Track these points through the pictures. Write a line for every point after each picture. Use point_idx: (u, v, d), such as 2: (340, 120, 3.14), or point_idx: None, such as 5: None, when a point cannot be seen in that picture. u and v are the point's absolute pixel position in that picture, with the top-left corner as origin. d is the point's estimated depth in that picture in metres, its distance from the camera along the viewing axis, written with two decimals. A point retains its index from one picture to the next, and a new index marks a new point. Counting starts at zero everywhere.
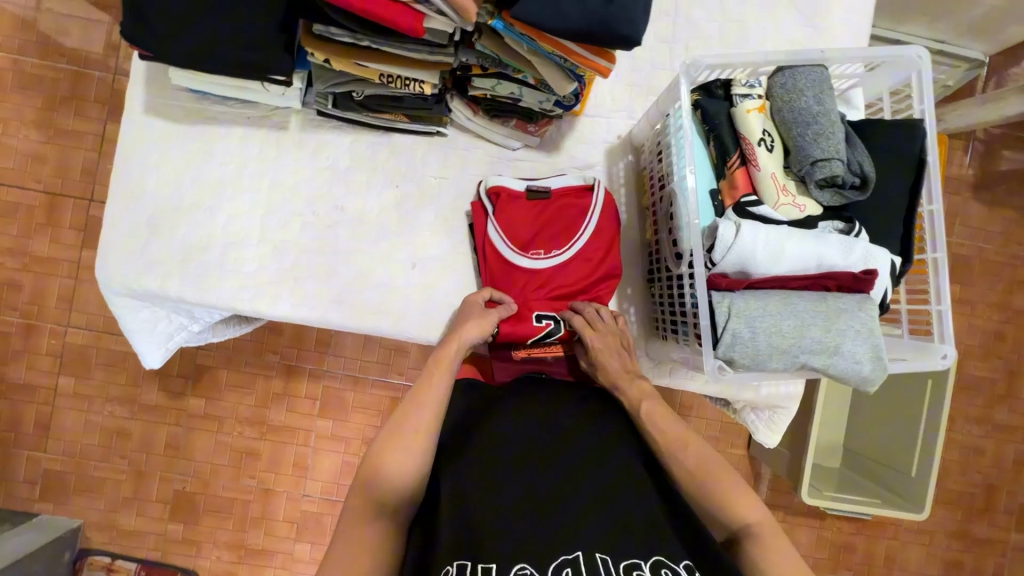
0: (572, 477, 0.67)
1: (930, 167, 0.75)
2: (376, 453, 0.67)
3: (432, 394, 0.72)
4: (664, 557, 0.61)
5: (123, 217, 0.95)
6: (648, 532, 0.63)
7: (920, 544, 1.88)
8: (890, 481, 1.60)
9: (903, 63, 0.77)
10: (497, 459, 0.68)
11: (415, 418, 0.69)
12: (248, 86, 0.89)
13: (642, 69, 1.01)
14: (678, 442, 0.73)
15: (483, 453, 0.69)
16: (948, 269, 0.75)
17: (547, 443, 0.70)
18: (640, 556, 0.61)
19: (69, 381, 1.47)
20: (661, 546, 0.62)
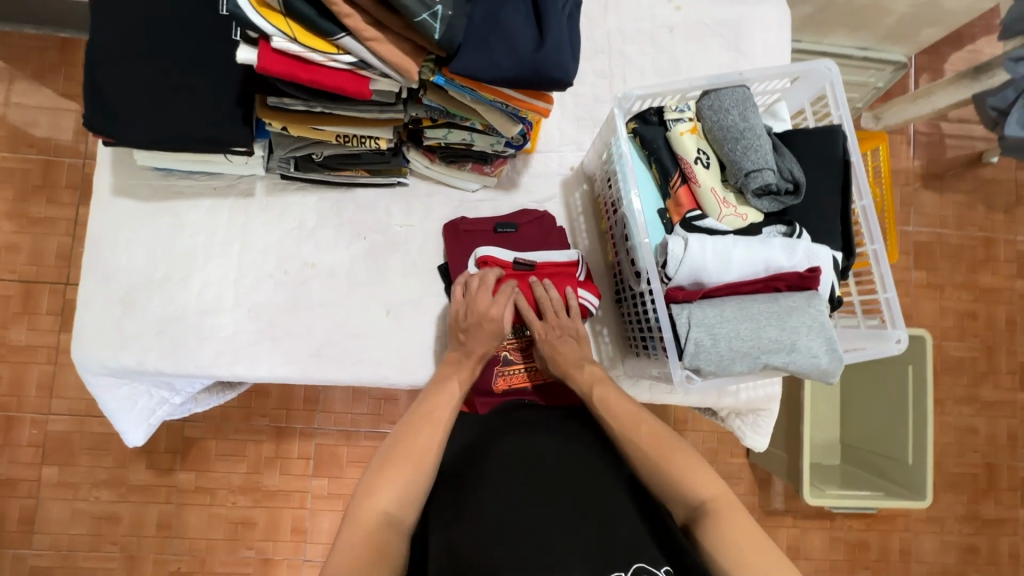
0: (560, 489, 0.68)
1: (855, 166, 0.81)
2: (402, 432, 0.74)
3: (453, 393, 0.82)
4: (646, 563, 0.61)
5: (97, 296, 0.96)
6: (631, 539, 0.63)
7: (931, 532, 1.87)
8: (890, 471, 1.61)
9: (816, 76, 0.84)
10: (489, 479, 0.69)
11: (438, 416, 0.77)
12: (212, 159, 0.93)
13: (586, 104, 1.08)
14: (631, 426, 0.75)
15: (475, 476, 0.71)
16: (888, 257, 0.79)
17: (538, 460, 0.71)
18: (622, 566, 0.61)
19: (53, 470, 1.44)
20: (643, 551, 0.62)
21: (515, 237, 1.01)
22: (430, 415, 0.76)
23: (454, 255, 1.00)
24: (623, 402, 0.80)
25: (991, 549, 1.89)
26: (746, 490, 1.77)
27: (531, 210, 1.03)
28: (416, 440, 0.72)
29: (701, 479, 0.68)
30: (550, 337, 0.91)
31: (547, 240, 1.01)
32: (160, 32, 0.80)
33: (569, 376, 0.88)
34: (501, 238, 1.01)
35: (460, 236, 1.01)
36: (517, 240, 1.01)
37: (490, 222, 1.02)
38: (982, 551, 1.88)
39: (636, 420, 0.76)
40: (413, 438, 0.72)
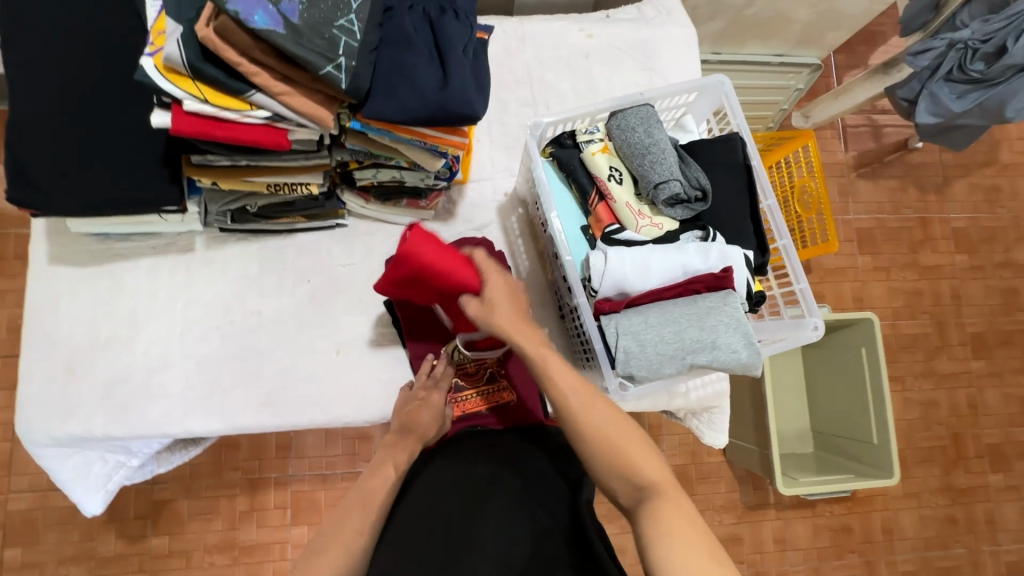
0: (490, 532, 0.69)
1: (757, 169, 0.87)
2: (341, 516, 0.70)
3: (388, 474, 0.77)
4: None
5: (39, 368, 0.95)
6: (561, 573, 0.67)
7: (910, 508, 1.91)
8: (858, 452, 1.66)
9: (711, 89, 0.91)
10: (421, 530, 0.69)
11: (375, 490, 0.74)
12: (147, 220, 0.94)
13: (513, 132, 1.13)
14: (582, 402, 0.66)
15: (407, 527, 0.70)
16: (796, 251, 0.85)
17: (469, 505, 0.71)
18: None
19: (17, 551, 1.39)
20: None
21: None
22: (362, 496, 0.73)
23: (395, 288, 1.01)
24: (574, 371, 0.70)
25: (969, 518, 1.94)
26: (727, 488, 1.79)
27: (468, 237, 1.06)
28: (341, 528, 0.68)
29: (644, 456, 0.64)
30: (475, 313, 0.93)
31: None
32: (80, 99, 0.81)
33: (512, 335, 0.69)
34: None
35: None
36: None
37: None
38: (960, 520, 1.93)
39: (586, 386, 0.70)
40: (342, 525, 0.68)
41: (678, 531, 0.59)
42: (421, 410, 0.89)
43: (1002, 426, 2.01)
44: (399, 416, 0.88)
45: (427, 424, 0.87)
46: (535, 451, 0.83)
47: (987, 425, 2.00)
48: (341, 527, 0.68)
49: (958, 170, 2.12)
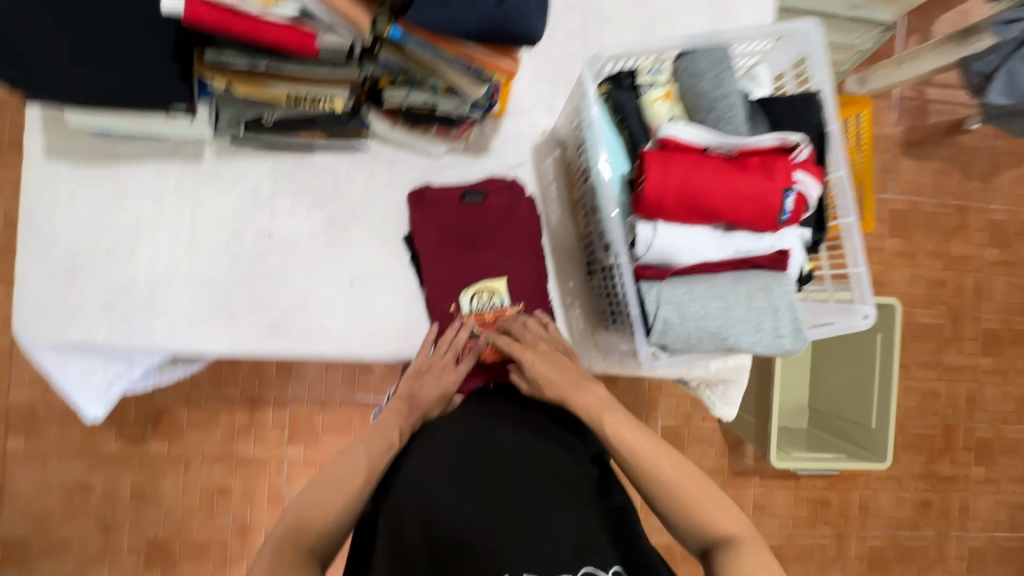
0: (511, 493, 0.67)
1: (833, 137, 0.78)
2: (347, 461, 0.71)
3: (392, 440, 0.75)
4: (594, 566, 0.63)
5: (38, 268, 0.90)
6: (581, 541, 0.65)
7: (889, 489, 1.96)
8: (852, 434, 1.66)
9: (798, 38, 0.80)
10: (434, 488, 0.67)
11: (381, 439, 0.75)
12: (153, 120, 0.86)
13: (558, 63, 1.01)
14: (653, 458, 0.72)
15: (413, 487, 0.67)
16: (861, 232, 0.78)
17: (482, 467, 0.69)
18: (569, 569, 0.62)
19: (19, 442, 1.40)
20: (592, 554, 0.64)
21: (481, 207, 0.97)
22: (360, 454, 0.72)
23: (418, 225, 0.96)
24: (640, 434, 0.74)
25: (945, 503, 1.99)
26: (717, 452, 1.77)
27: (498, 178, 0.99)
28: (340, 480, 0.69)
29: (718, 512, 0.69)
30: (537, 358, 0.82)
31: (515, 210, 0.97)
32: None
33: (568, 399, 0.78)
34: (467, 208, 0.97)
35: (425, 205, 0.96)
36: (484, 209, 0.97)
37: (457, 189, 0.98)
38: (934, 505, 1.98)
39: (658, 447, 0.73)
40: (341, 476, 0.69)
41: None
42: (424, 384, 0.84)
43: (995, 422, 2.02)
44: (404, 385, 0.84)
45: (429, 399, 0.83)
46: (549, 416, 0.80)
47: (981, 420, 2.01)
48: (336, 476, 0.69)
49: (1009, 158, 1.99)
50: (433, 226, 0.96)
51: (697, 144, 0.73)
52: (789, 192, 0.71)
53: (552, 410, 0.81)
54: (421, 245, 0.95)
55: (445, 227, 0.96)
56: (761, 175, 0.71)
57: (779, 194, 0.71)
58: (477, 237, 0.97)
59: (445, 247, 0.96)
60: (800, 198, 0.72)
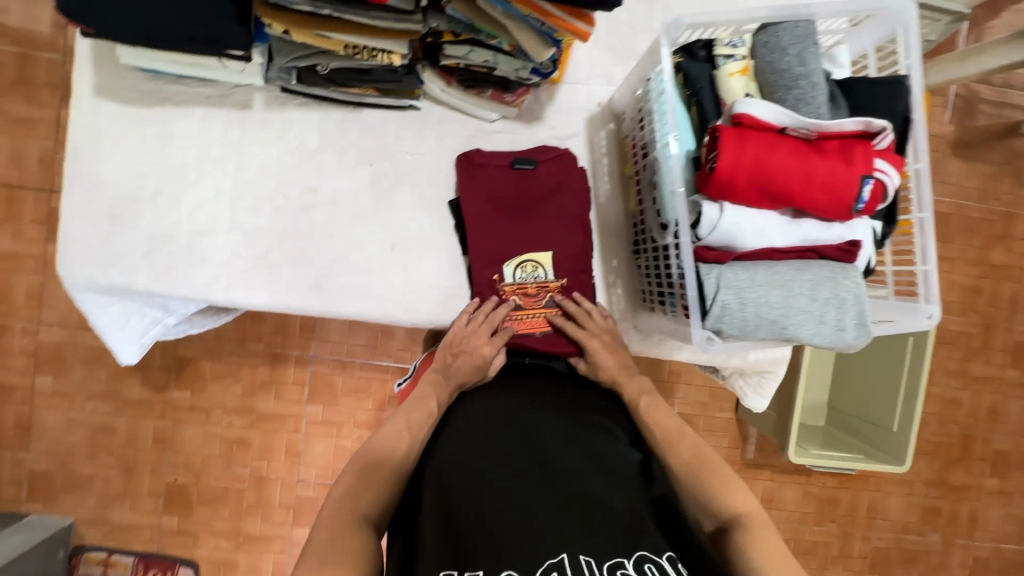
0: (557, 468, 0.66)
1: (916, 126, 0.75)
2: (391, 432, 0.71)
3: (431, 407, 0.77)
4: (648, 551, 0.59)
5: (82, 209, 0.90)
6: (633, 526, 0.62)
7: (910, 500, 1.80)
8: (865, 431, 1.53)
9: (889, 18, 0.75)
10: (479, 459, 0.66)
11: (421, 409, 0.76)
12: (206, 63, 0.84)
13: (620, 31, 0.97)
14: (676, 436, 0.76)
15: (458, 460, 0.67)
16: (934, 229, 0.74)
17: (526, 445, 0.68)
18: (623, 554, 0.59)
19: (47, 380, 1.43)
20: (647, 540, 0.60)
21: (532, 176, 0.94)
22: (401, 423, 0.73)
23: (466, 190, 0.93)
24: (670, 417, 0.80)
25: None
26: (728, 444, 1.70)
27: (550, 147, 0.96)
28: (385, 451, 0.69)
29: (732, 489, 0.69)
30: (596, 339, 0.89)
31: (566, 183, 0.95)
32: None
33: (617, 383, 0.86)
34: (518, 176, 0.95)
35: (473, 169, 0.94)
36: (535, 179, 0.95)
37: (507, 157, 0.95)
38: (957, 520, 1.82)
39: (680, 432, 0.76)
40: (388, 445, 0.70)
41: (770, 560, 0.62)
42: (464, 355, 0.84)
43: None
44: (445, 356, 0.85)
45: (467, 369, 0.83)
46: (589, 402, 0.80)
47: None
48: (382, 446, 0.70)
49: None
50: (481, 193, 0.93)
51: (775, 124, 0.69)
52: (868, 179, 0.68)
53: (593, 395, 0.83)
54: (468, 212, 0.93)
55: (493, 194, 0.94)
56: (839, 161, 0.68)
57: (858, 181, 0.68)
58: (526, 207, 0.95)
59: (492, 215, 0.94)
60: (878, 186, 0.69)
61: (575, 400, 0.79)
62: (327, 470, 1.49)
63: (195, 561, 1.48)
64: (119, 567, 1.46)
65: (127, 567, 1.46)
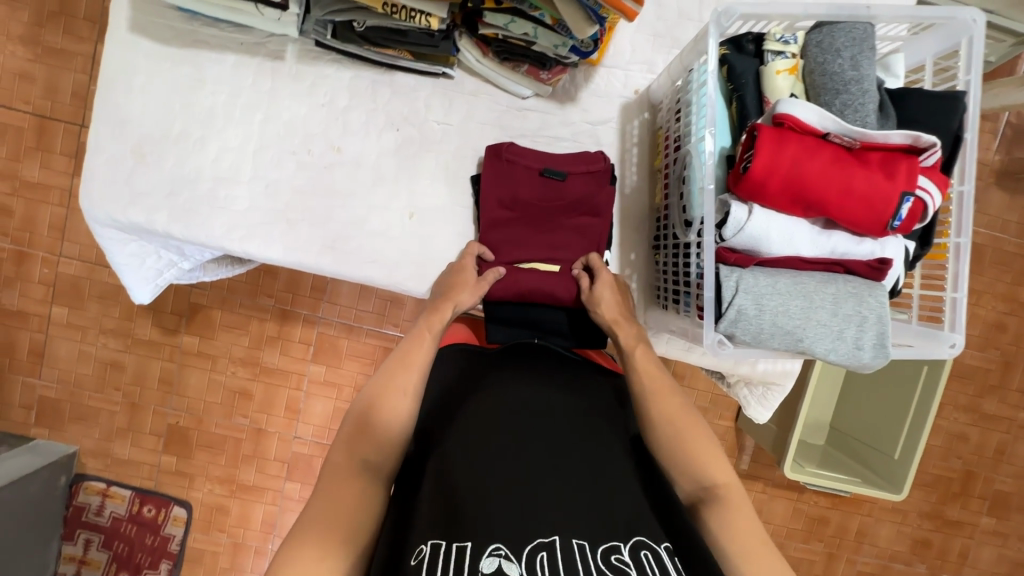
0: (561, 457, 0.65)
1: (967, 146, 0.71)
2: (385, 378, 0.70)
3: (424, 342, 0.75)
4: (646, 540, 0.58)
5: (107, 145, 0.90)
6: (632, 516, 0.61)
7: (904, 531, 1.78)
8: (868, 457, 1.49)
9: (953, 27, 0.71)
10: (484, 441, 0.66)
11: (416, 358, 0.73)
12: (242, 8, 0.82)
13: (667, 18, 0.94)
14: (662, 393, 0.74)
15: (462, 440, 0.66)
16: (970, 255, 0.71)
17: (531, 432, 0.67)
18: (621, 539, 0.57)
19: (63, 311, 1.45)
20: (644, 529, 0.59)
21: (560, 187, 0.91)
22: (386, 391, 0.69)
23: (489, 183, 0.91)
24: (658, 369, 0.78)
25: None
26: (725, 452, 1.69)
27: (589, 157, 0.92)
28: (381, 404, 0.68)
29: (711, 459, 0.69)
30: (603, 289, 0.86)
31: (594, 199, 0.91)
32: None
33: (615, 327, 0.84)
34: (546, 185, 0.91)
35: (500, 164, 0.90)
36: (563, 191, 0.91)
37: (539, 161, 0.91)
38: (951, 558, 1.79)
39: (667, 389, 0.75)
40: (388, 399, 0.68)
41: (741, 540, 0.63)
42: (457, 281, 0.85)
43: None
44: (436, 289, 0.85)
45: (461, 296, 0.83)
46: (599, 389, 0.78)
47: None
48: (385, 397, 0.68)
49: None
50: (504, 187, 0.91)
51: (817, 128, 0.67)
52: (909, 197, 0.65)
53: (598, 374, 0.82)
54: (488, 204, 0.90)
55: (516, 195, 0.91)
56: (880, 174, 0.65)
57: (898, 199, 0.65)
58: (548, 214, 0.92)
59: (513, 212, 0.92)
60: (919, 205, 0.66)
61: (587, 386, 0.78)
62: (324, 430, 1.51)
63: (188, 502, 1.52)
64: (116, 499, 1.50)
65: (124, 501, 1.50)
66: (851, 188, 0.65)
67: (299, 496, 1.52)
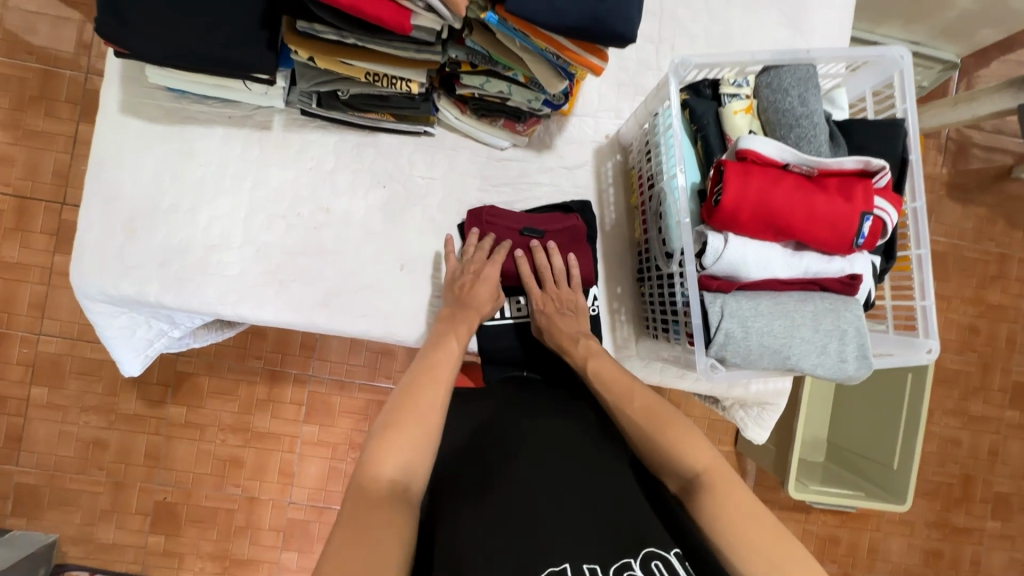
0: (567, 483, 0.66)
1: (912, 166, 0.78)
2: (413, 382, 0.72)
3: (454, 347, 0.80)
4: (655, 549, 0.59)
5: (96, 223, 0.91)
6: (639, 525, 0.62)
7: (916, 544, 1.76)
8: (868, 469, 1.50)
9: (885, 64, 0.79)
10: (490, 479, 0.67)
11: (443, 364, 0.76)
12: (230, 85, 0.87)
13: (628, 68, 1.01)
14: (626, 399, 0.75)
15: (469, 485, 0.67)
16: (932, 265, 0.76)
17: (534, 462, 0.68)
18: (631, 552, 0.59)
19: (42, 391, 1.42)
20: (653, 538, 0.60)
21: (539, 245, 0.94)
22: (411, 398, 0.69)
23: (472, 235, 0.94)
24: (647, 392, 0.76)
25: None
26: None
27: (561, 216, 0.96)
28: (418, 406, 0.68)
29: (693, 447, 0.68)
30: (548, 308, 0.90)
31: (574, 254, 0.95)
32: None
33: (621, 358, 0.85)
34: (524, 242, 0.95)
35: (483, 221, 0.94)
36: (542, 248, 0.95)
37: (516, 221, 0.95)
38: (965, 567, 1.78)
39: (630, 393, 0.76)
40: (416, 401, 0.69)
41: (739, 527, 0.61)
42: (478, 286, 0.88)
43: None
44: (456, 290, 0.89)
45: (483, 301, 0.88)
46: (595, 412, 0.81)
47: None
48: (416, 398, 0.69)
49: None
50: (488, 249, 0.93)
51: (777, 160, 0.72)
52: (868, 216, 0.70)
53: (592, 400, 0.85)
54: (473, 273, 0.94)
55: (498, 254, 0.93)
56: (839, 198, 0.70)
57: (858, 218, 0.70)
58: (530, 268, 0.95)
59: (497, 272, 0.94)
60: (878, 223, 0.72)
61: (580, 411, 0.80)
62: (320, 492, 1.47)
63: None
64: None
65: None
66: (813, 213, 0.70)
67: (297, 566, 1.45)
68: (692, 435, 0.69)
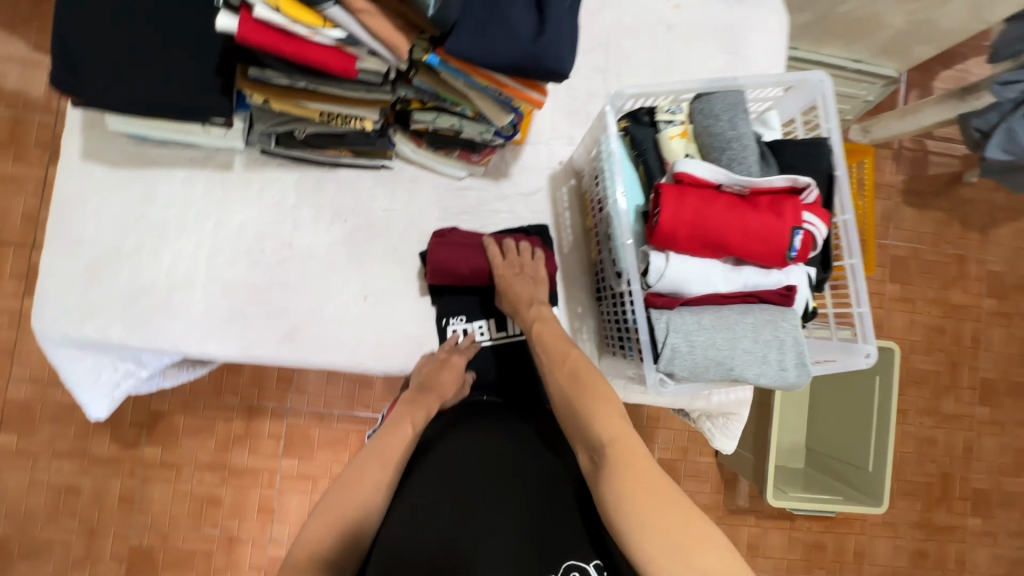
0: (508, 499, 0.68)
1: (840, 181, 0.83)
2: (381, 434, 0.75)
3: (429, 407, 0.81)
4: (576, 561, 0.64)
5: (57, 267, 0.92)
6: (566, 539, 0.66)
7: (900, 545, 1.78)
8: (842, 473, 1.53)
9: (808, 87, 0.84)
10: (430, 494, 0.68)
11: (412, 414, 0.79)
12: (188, 128, 0.89)
13: (578, 98, 1.06)
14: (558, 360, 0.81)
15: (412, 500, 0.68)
16: (864, 274, 0.81)
17: (477, 477, 0.69)
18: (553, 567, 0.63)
19: (11, 439, 1.39)
20: (575, 550, 0.65)
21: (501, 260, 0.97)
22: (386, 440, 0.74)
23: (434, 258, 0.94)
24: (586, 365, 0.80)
25: None
26: (712, 488, 1.69)
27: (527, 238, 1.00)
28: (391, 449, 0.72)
29: (607, 419, 0.70)
30: (508, 274, 0.93)
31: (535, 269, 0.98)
32: None
33: None
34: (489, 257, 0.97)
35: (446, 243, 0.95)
36: None
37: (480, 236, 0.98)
38: (949, 566, 1.80)
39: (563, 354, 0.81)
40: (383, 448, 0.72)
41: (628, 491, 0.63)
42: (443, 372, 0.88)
43: None
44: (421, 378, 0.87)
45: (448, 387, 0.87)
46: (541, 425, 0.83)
47: None
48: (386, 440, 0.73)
49: None
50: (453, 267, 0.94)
51: (711, 181, 0.76)
52: (798, 231, 0.74)
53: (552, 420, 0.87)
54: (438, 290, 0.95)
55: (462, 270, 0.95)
56: (771, 214, 0.74)
57: (789, 232, 0.74)
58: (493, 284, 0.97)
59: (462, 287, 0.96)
60: (807, 236, 0.76)
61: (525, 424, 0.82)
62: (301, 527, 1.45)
63: None
64: None
65: None
66: (746, 229, 0.74)
67: None
68: (607, 403, 0.72)
